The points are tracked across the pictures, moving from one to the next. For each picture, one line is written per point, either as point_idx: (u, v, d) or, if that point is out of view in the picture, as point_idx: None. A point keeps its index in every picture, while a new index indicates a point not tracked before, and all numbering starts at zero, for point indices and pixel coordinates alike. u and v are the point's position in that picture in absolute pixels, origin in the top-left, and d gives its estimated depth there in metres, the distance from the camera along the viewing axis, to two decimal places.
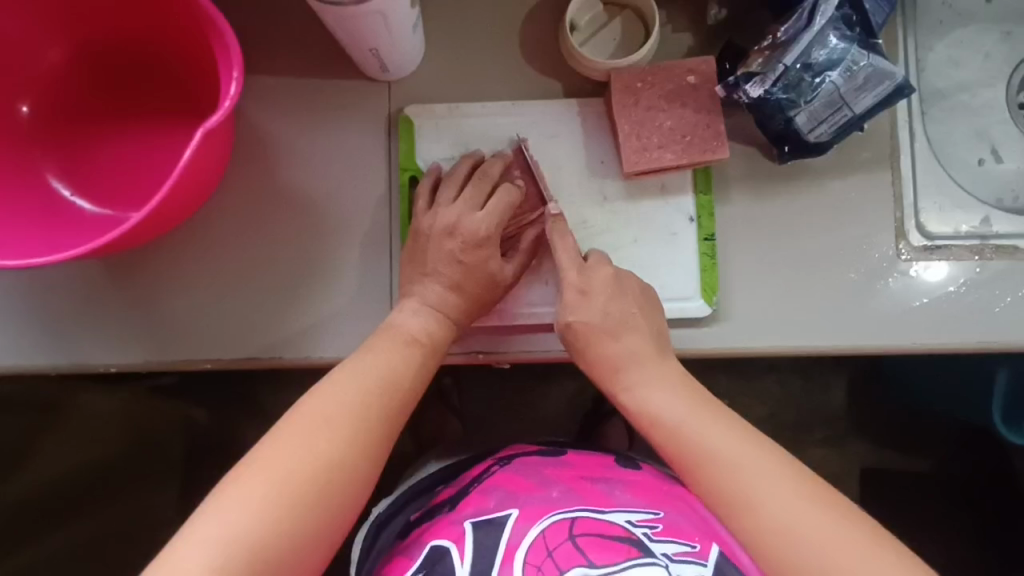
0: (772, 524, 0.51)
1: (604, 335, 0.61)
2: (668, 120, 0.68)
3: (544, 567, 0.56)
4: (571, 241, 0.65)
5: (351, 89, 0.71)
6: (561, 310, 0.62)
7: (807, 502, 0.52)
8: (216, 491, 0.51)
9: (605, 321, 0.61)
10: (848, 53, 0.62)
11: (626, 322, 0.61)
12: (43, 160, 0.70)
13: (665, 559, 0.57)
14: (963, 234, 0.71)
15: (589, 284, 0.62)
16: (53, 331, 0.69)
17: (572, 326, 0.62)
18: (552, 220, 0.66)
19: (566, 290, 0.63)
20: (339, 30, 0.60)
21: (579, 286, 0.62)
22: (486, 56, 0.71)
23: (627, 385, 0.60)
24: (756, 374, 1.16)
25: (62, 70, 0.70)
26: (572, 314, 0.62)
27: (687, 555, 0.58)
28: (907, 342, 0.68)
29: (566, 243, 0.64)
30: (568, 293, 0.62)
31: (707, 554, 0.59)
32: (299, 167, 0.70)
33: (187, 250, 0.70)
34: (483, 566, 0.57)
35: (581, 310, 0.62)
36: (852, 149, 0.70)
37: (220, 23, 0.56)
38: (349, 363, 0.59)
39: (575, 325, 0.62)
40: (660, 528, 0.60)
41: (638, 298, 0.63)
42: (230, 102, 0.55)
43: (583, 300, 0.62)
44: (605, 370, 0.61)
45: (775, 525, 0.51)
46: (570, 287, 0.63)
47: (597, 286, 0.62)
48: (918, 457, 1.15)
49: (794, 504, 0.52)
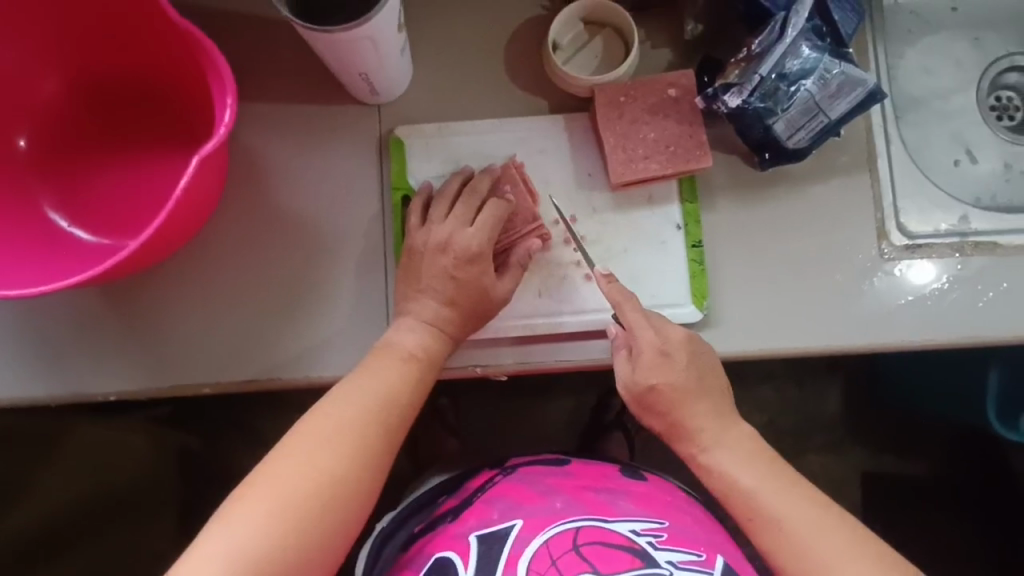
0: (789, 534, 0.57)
1: (687, 398, 0.62)
2: (651, 131, 0.70)
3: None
4: (637, 303, 0.65)
5: (342, 113, 0.73)
6: (641, 371, 0.63)
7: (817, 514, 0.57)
8: (221, 510, 0.51)
9: (686, 383, 0.62)
10: (820, 63, 0.65)
11: (704, 384, 0.63)
12: (39, 191, 0.71)
13: (669, 568, 0.56)
14: (943, 232, 0.74)
15: (670, 344, 0.63)
16: (51, 360, 0.69)
17: (655, 389, 0.62)
18: (606, 280, 0.66)
19: (647, 351, 0.63)
20: (329, 55, 0.61)
21: (660, 347, 0.63)
22: (472, 77, 0.73)
23: (705, 446, 0.62)
24: (751, 382, 1.17)
25: (57, 102, 0.72)
26: (656, 376, 0.62)
27: (692, 564, 0.58)
28: (896, 339, 0.69)
29: (636, 305, 0.64)
30: (650, 354, 0.63)
31: (713, 563, 0.59)
32: (293, 190, 0.72)
33: (183, 275, 0.71)
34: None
35: (664, 372, 0.62)
36: (831, 154, 0.72)
37: (213, 53, 0.58)
38: (349, 381, 0.59)
39: (659, 387, 0.62)
40: (664, 538, 0.60)
41: (711, 363, 0.64)
42: (225, 128, 0.57)
43: (664, 361, 0.63)
44: (683, 431, 0.63)
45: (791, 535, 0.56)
46: (651, 348, 0.63)
47: (677, 348, 0.63)
48: (916, 459, 1.15)
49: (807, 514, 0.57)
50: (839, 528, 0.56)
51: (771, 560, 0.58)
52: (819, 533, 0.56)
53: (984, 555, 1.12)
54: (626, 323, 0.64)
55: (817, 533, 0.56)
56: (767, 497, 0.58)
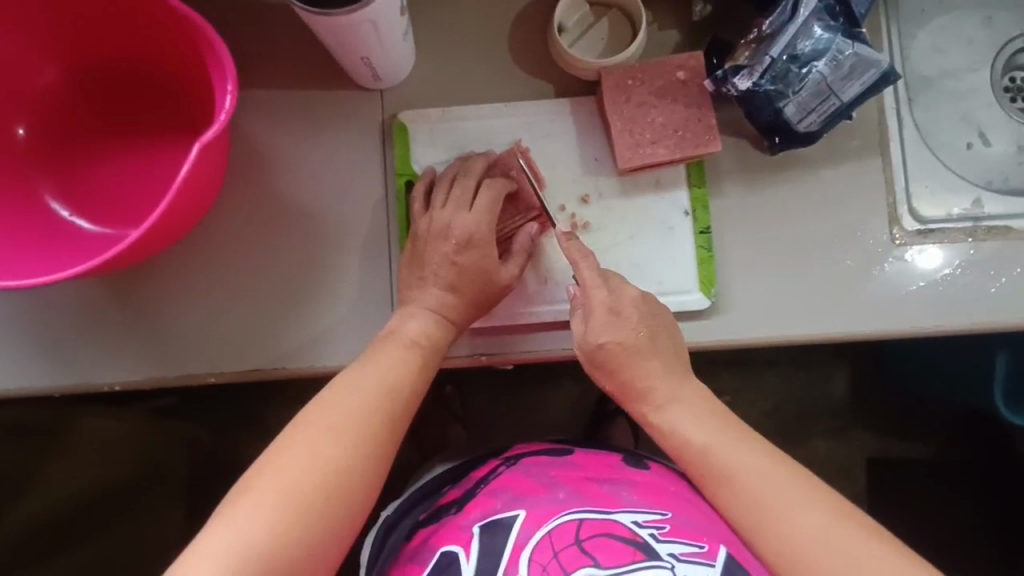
0: (789, 537, 0.53)
1: (637, 357, 0.62)
2: (659, 115, 0.69)
3: (550, 567, 0.56)
4: (594, 263, 0.64)
5: (344, 99, 0.71)
6: (593, 330, 0.62)
7: (824, 516, 0.53)
8: (227, 502, 0.51)
9: (636, 341, 0.62)
10: (833, 43, 0.63)
11: (656, 343, 0.62)
12: (39, 180, 0.71)
13: (671, 560, 0.57)
14: (955, 217, 0.72)
15: (621, 304, 0.63)
16: (55, 351, 0.69)
17: (605, 348, 0.62)
18: (566, 239, 0.64)
19: (596, 310, 0.62)
20: (330, 39, 0.60)
21: (610, 306, 0.62)
22: (475, 61, 0.72)
23: (657, 405, 0.62)
24: (757, 368, 1.16)
25: (55, 90, 0.71)
26: (605, 335, 0.62)
27: (695, 555, 0.58)
28: (906, 326, 0.68)
29: (590, 265, 0.64)
30: (600, 313, 0.62)
31: (715, 555, 0.58)
32: (295, 177, 0.71)
33: (186, 264, 0.70)
34: (488, 567, 0.58)
35: (615, 331, 0.62)
36: (841, 138, 0.71)
37: (213, 39, 0.57)
38: (352, 371, 0.59)
39: (609, 346, 0.62)
40: (667, 529, 0.59)
41: (663, 323, 0.64)
42: (225, 115, 0.56)
43: (615, 320, 0.62)
44: (633, 389, 0.62)
45: (792, 538, 0.53)
46: (601, 307, 0.62)
47: (630, 308, 0.62)
48: (922, 444, 1.15)
49: (812, 517, 0.53)
50: (851, 530, 0.52)
51: (766, 561, 0.55)
52: (825, 537, 0.52)
53: (989, 541, 1.12)
54: (580, 281, 0.64)
55: (823, 536, 0.52)
56: (759, 487, 0.55)
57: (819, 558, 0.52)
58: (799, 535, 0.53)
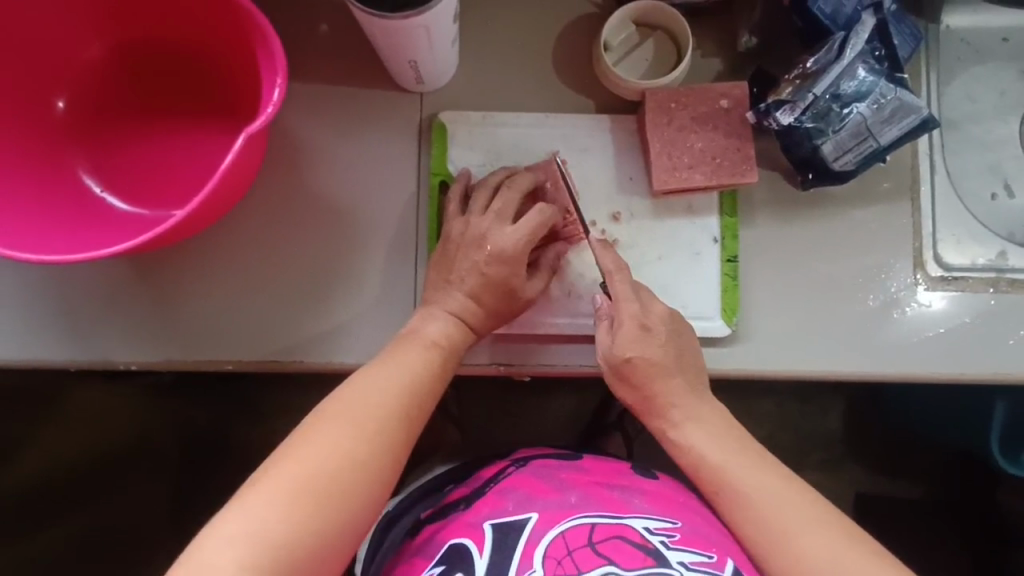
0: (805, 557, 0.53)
1: (664, 373, 0.62)
2: (698, 141, 0.69)
3: (564, 563, 0.55)
4: (628, 276, 0.64)
5: (386, 99, 0.72)
6: (618, 343, 0.62)
7: (837, 537, 0.54)
8: (242, 490, 0.50)
9: (664, 359, 0.62)
10: (876, 86, 0.64)
11: (681, 363, 0.63)
12: (73, 155, 0.71)
13: (681, 568, 0.55)
14: (980, 266, 0.73)
15: (651, 320, 0.62)
16: (73, 326, 0.69)
17: (632, 361, 0.62)
18: (600, 247, 0.65)
19: (627, 323, 0.62)
20: (382, 41, 0.60)
21: (641, 321, 0.62)
22: (518, 72, 0.72)
23: (675, 422, 0.61)
24: (757, 396, 1.17)
25: (97, 66, 0.71)
26: (632, 350, 0.62)
27: (703, 565, 0.56)
28: (922, 371, 0.69)
29: (623, 278, 0.64)
30: (631, 326, 0.62)
31: (723, 565, 0.57)
32: (329, 171, 0.71)
33: (212, 249, 0.70)
34: (501, 561, 0.57)
35: (643, 347, 0.62)
36: (874, 180, 0.72)
37: (268, 32, 0.57)
38: (372, 366, 0.59)
39: (635, 361, 0.62)
40: (677, 537, 0.59)
41: (684, 344, 0.63)
42: (273, 107, 0.56)
43: (644, 336, 0.62)
44: (652, 406, 0.62)
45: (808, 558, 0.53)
46: (632, 321, 0.62)
47: (658, 324, 0.63)
48: (910, 483, 1.16)
49: (825, 536, 0.54)
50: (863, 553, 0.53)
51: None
52: (841, 559, 0.52)
53: None
54: (612, 293, 0.63)
55: (839, 557, 0.53)
56: (774, 508, 0.55)
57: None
58: (808, 551, 0.53)
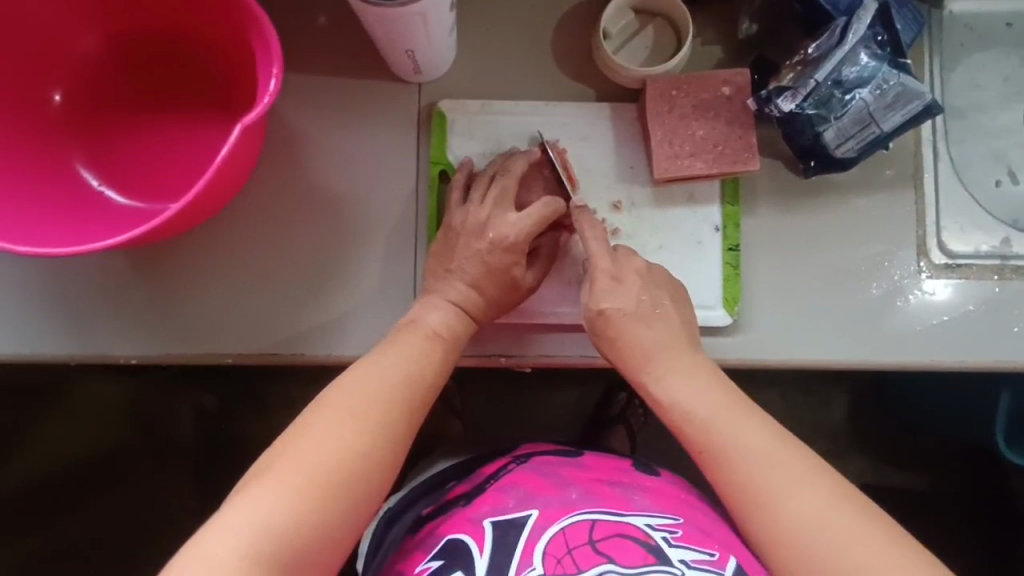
0: (786, 512, 0.51)
1: (635, 321, 0.62)
2: (700, 129, 0.68)
3: (564, 562, 0.55)
4: (601, 231, 0.66)
5: (384, 89, 0.71)
6: (596, 297, 0.63)
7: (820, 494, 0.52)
8: (244, 484, 0.50)
9: (638, 309, 0.62)
10: (878, 72, 0.63)
11: (660, 312, 0.63)
12: (71, 148, 0.71)
13: (682, 567, 0.55)
14: (984, 253, 0.72)
15: (623, 273, 0.64)
16: (73, 321, 0.69)
17: (606, 313, 0.62)
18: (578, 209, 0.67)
19: (600, 278, 0.63)
20: (379, 29, 0.60)
21: (613, 274, 0.64)
22: (518, 62, 0.72)
23: (657, 375, 0.60)
24: (760, 387, 1.17)
25: (92, 58, 0.71)
26: (606, 302, 0.63)
27: (705, 563, 0.56)
28: (926, 359, 0.68)
29: (596, 233, 0.65)
30: (603, 279, 0.63)
31: (725, 563, 0.57)
32: (328, 163, 0.70)
33: (211, 242, 0.70)
34: (502, 560, 0.57)
35: (618, 297, 0.63)
36: (877, 167, 0.71)
37: (263, 21, 0.57)
38: (372, 357, 0.59)
39: (609, 312, 0.62)
40: (679, 534, 0.58)
41: (667, 288, 0.65)
42: (269, 98, 0.55)
43: (618, 287, 0.63)
44: (633, 356, 0.62)
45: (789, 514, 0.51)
46: (605, 275, 0.63)
47: (631, 276, 0.64)
48: (914, 473, 1.15)
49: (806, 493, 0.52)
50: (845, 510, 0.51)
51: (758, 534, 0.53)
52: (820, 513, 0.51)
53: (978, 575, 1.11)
54: (589, 251, 0.65)
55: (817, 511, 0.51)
56: (756, 465, 0.54)
57: (807, 532, 0.50)
58: (788, 506, 0.51)
